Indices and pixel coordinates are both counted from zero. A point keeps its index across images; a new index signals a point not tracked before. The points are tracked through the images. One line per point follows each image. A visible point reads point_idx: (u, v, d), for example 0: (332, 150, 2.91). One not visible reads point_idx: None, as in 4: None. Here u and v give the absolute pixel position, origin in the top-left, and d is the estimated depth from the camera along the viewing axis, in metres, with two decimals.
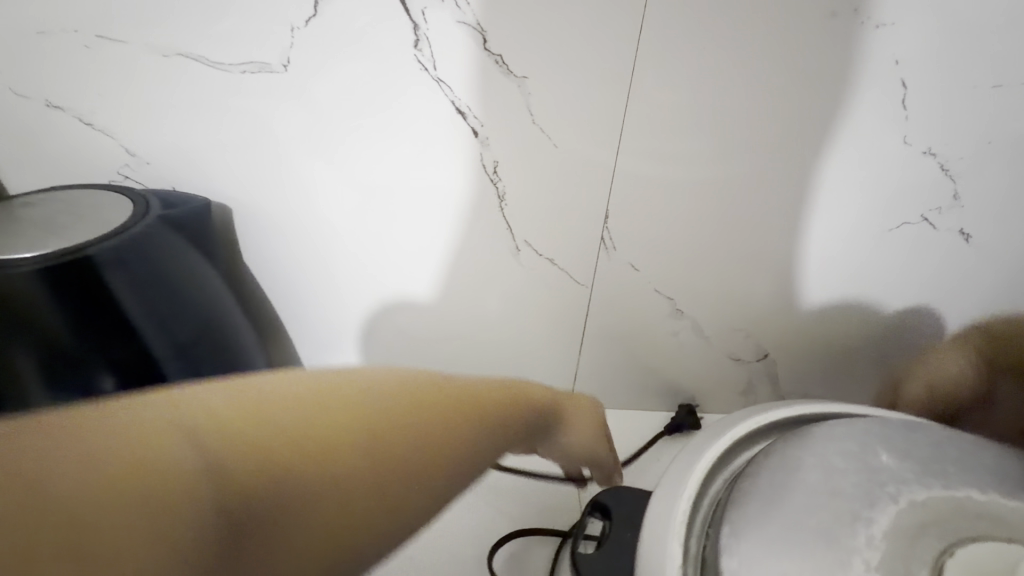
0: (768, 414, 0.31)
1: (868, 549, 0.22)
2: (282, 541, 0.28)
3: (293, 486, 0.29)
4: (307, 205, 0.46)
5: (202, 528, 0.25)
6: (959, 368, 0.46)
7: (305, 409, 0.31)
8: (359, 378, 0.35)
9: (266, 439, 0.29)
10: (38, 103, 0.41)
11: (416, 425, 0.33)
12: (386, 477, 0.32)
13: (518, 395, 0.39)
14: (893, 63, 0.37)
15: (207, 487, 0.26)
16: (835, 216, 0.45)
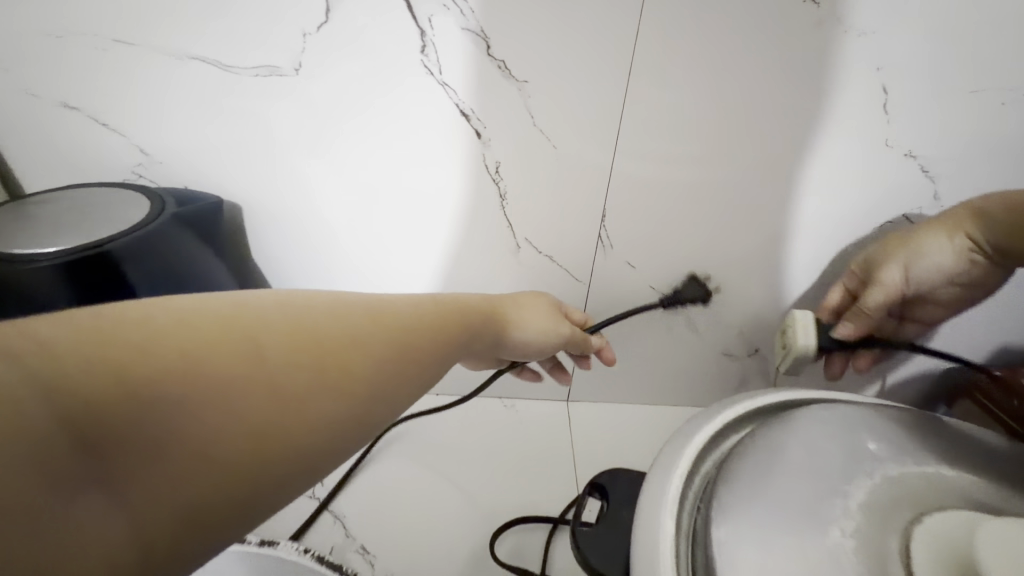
0: (753, 400, 0.33)
1: (843, 519, 0.24)
2: (170, 508, 0.18)
3: (185, 423, 0.19)
4: (309, 202, 0.48)
5: (54, 469, 0.17)
6: (940, 261, 0.43)
7: (187, 333, 0.21)
8: (257, 305, 0.23)
9: (119, 373, 0.19)
10: (53, 103, 0.42)
11: (369, 336, 0.25)
12: (322, 413, 0.22)
13: (482, 314, 0.34)
14: (874, 70, 0.39)
15: (52, 426, 0.17)
16: (823, 216, 0.47)
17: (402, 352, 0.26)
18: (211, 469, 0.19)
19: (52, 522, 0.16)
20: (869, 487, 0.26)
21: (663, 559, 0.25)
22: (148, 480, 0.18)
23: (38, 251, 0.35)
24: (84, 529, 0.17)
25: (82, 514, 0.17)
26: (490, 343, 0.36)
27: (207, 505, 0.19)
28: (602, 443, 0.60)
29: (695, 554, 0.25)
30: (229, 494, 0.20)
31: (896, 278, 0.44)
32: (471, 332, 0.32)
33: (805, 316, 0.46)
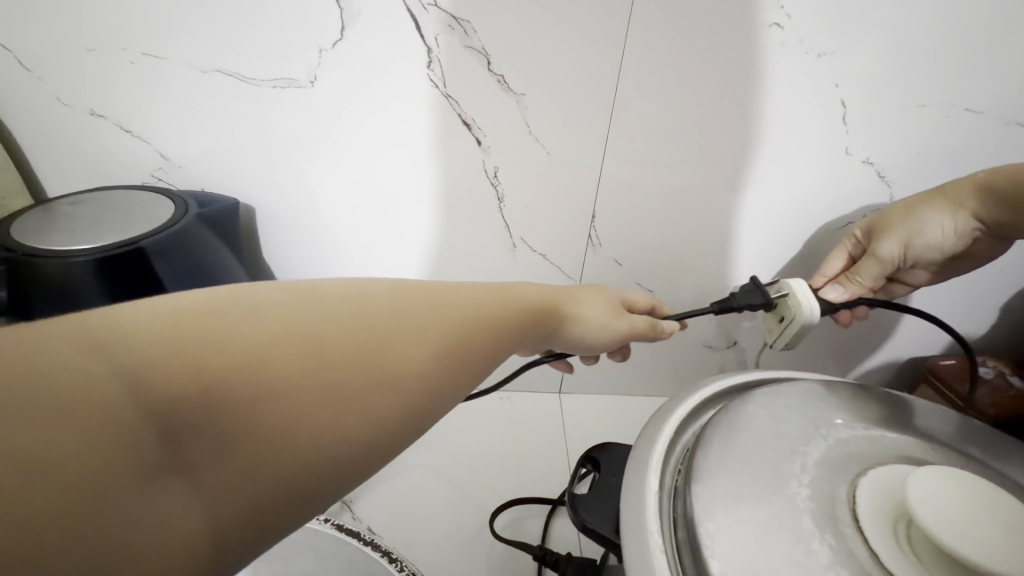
0: (726, 381, 0.38)
1: (801, 473, 0.28)
2: (238, 499, 0.17)
3: (253, 414, 0.18)
4: (321, 196, 0.51)
5: (132, 455, 0.16)
6: (945, 234, 0.45)
7: (255, 320, 0.20)
8: (319, 292, 0.23)
9: (195, 358, 0.18)
10: (81, 111, 0.45)
11: (431, 326, 0.24)
12: (386, 407, 0.21)
13: (550, 305, 0.32)
14: (834, 86, 0.44)
15: (129, 410, 0.16)
16: (792, 217, 0.52)
17: (464, 343, 0.25)
18: (278, 460, 0.18)
19: (129, 512, 0.15)
20: (824, 448, 0.30)
21: (648, 510, 0.29)
22: (218, 467, 0.17)
23: (72, 248, 0.38)
24: (159, 521, 0.16)
25: (155, 504, 0.16)
26: (555, 338, 0.33)
27: (274, 495, 0.18)
28: (592, 430, 0.64)
29: (675, 507, 0.29)
30: (299, 486, 0.19)
31: (896, 250, 0.46)
32: (537, 323, 0.30)
33: (800, 285, 0.44)
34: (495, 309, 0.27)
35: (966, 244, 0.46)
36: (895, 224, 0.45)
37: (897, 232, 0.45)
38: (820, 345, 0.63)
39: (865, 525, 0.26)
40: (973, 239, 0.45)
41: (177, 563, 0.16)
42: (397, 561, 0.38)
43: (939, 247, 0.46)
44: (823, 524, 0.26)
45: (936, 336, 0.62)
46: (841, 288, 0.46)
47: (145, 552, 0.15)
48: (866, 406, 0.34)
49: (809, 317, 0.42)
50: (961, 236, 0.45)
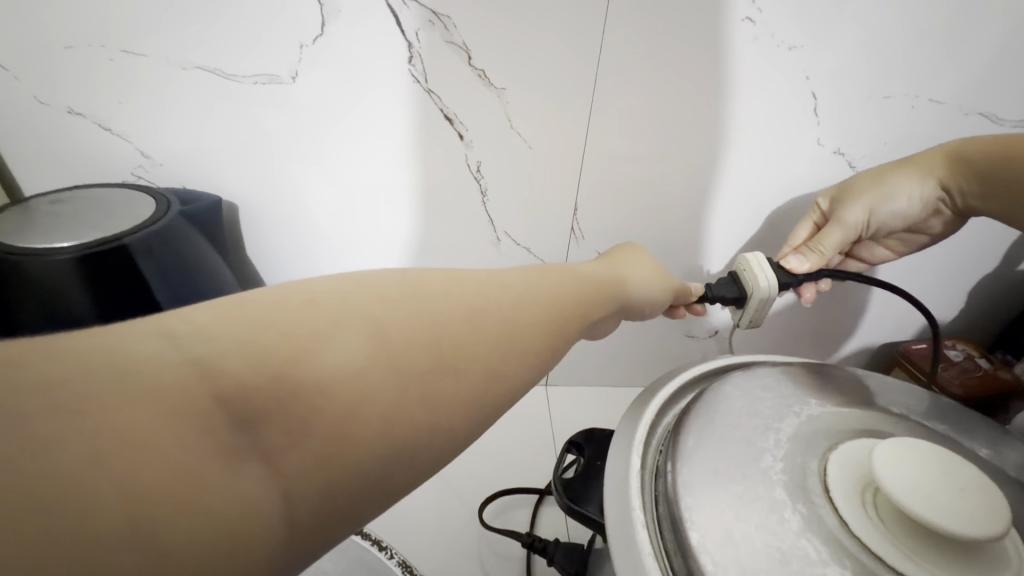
0: (706, 364, 0.39)
1: (775, 447, 0.29)
2: (314, 486, 0.18)
3: (326, 400, 0.18)
4: (325, 192, 0.51)
5: (213, 442, 0.16)
6: (910, 201, 0.46)
7: (322, 310, 0.20)
8: (376, 283, 0.23)
9: (271, 349, 0.18)
10: (59, 109, 0.44)
11: (484, 322, 0.24)
12: (446, 398, 0.21)
13: (600, 279, 0.33)
14: (805, 79, 0.46)
15: (209, 400, 0.16)
16: (766, 208, 0.53)
17: (518, 337, 0.24)
18: (350, 448, 0.18)
19: (216, 498, 0.15)
20: (797, 424, 0.31)
21: (630, 487, 0.30)
22: (295, 455, 0.17)
23: (52, 246, 0.37)
24: (245, 509, 0.16)
25: (242, 490, 0.16)
26: (617, 310, 0.34)
27: (344, 484, 0.18)
28: (578, 420, 0.65)
29: (656, 485, 0.30)
30: (368, 477, 0.19)
31: (861, 216, 0.47)
32: (593, 303, 0.30)
33: (756, 258, 0.46)
34: (546, 302, 0.27)
35: (926, 216, 0.48)
36: (863, 191, 0.47)
37: (863, 199, 0.47)
38: (799, 333, 0.65)
39: (835, 495, 0.27)
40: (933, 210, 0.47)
41: (259, 549, 0.16)
42: (386, 549, 0.39)
43: (902, 217, 0.48)
44: (796, 494, 0.27)
45: (909, 322, 0.64)
46: (804, 257, 0.47)
47: (232, 537, 0.15)
48: (839, 385, 0.36)
49: (768, 289, 0.44)
50: (925, 206, 0.47)
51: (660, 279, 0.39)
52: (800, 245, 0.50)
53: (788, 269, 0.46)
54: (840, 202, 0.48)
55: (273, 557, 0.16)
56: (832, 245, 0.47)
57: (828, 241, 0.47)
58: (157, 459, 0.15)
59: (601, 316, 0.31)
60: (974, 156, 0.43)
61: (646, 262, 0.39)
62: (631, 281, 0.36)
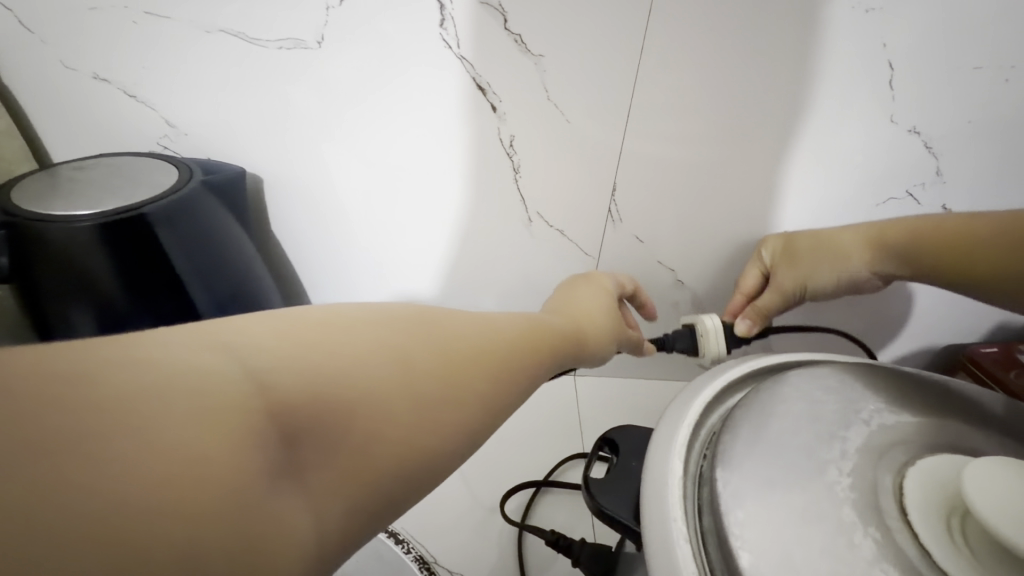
0: (756, 363, 0.35)
1: (840, 460, 0.26)
2: (337, 506, 0.20)
3: (358, 419, 0.21)
4: (331, 189, 0.50)
5: (261, 455, 0.18)
6: (844, 275, 0.49)
7: (353, 334, 0.23)
8: (395, 316, 0.26)
9: (316, 368, 0.21)
10: (86, 75, 0.43)
11: (483, 355, 0.27)
12: (456, 421, 0.24)
13: (564, 330, 0.35)
14: (882, 47, 0.40)
15: (258, 413, 0.19)
16: (825, 194, 0.48)
17: (512, 373, 0.28)
18: (370, 471, 0.21)
19: (259, 512, 0.17)
20: (866, 433, 0.27)
21: (670, 497, 0.27)
22: (325, 474, 0.20)
23: (71, 213, 0.36)
24: (288, 520, 0.18)
25: (281, 503, 0.18)
26: (579, 355, 0.36)
27: (366, 499, 0.21)
28: (607, 413, 0.62)
29: (700, 494, 0.27)
30: (389, 491, 0.22)
31: (798, 283, 0.50)
32: (557, 347, 0.32)
33: (716, 325, 0.47)
34: (528, 345, 0.30)
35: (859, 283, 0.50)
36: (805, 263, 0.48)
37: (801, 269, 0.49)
38: (851, 329, 0.60)
39: (913, 519, 0.24)
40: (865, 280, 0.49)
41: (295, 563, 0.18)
42: (404, 540, 0.37)
43: (836, 284, 0.50)
44: (867, 516, 0.24)
45: (977, 322, 0.58)
46: (746, 319, 0.51)
47: (275, 544, 0.17)
48: (913, 391, 0.31)
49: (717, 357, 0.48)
50: (857, 278, 0.49)
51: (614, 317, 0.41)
52: (743, 298, 0.52)
53: (736, 332, 0.50)
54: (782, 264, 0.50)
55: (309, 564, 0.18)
56: (771, 308, 0.50)
57: (766, 305, 0.50)
58: (216, 470, 0.16)
59: (564, 363, 0.33)
60: (913, 245, 0.45)
61: (602, 297, 0.42)
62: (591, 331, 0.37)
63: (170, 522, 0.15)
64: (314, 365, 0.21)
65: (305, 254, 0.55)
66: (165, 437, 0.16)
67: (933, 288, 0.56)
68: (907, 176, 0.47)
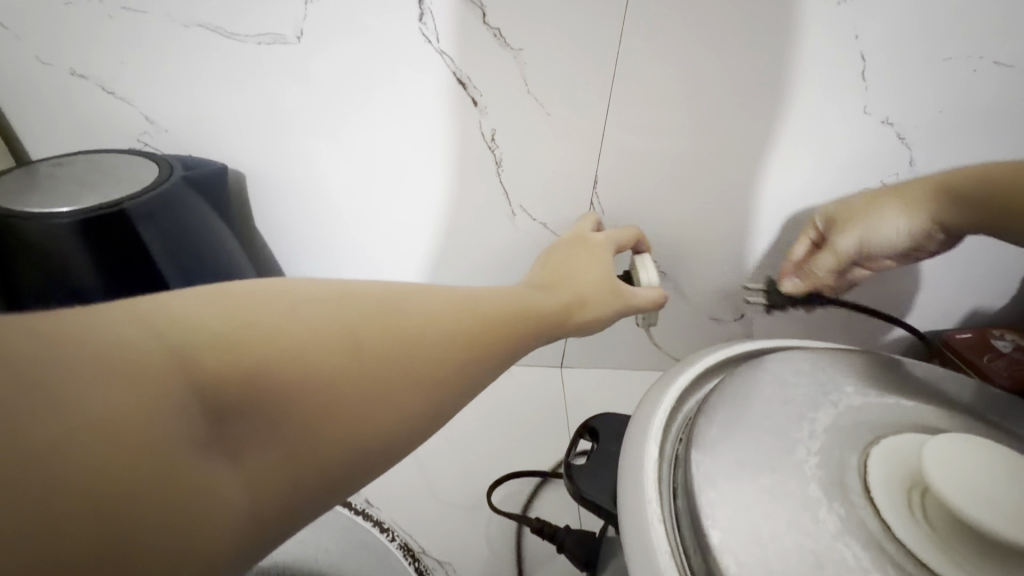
0: (732, 350, 0.36)
1: (809, 440, 0.27)
2: (273, 479, 0.21)
3: (288, 396, 0.22)
4: (310, 182, 0.50)
5: (180, 428, 0.18)
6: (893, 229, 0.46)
7: (294, 311, 0.24)
8: (344, 291, 0.26)
9: (243, 342, 0.21)
10: (63, 71, 0.43)
11: (434, 335, 0.27)
12: (404, 398, 0.25)
13: (553, 303, 0.35)
14: (854, 38, 0.41)
15: (177, 385, 0.19)
16: (802, 185, 0.49)
17: (469, 350, 0.28)
18: (306, 445, 0.22)
19: (176, 485, 0.18)
20: (835, 415, 0.28)
21: (646, 479, 0.27)
22: (254, 449, 0.20)
23: (51, 210, 0.36)
24: (213, 492, 0.18)
25: (207, 476, 0.19)
26: (575, 325, 0.36)
27: (306, 474, 0.22)
28: (593, 405, 0.62)
29: (675, 476, 0.27)
30: (331, 468, 0.22)
31: (852, 244, 0.49)
32: (542, 320, 0.33)
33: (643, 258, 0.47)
34: (499, 320, 0.30)
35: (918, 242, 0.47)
36: (862, 218, 0.47)
37: (857, 226, 0.48)
38: (834, 316, 0.61)
39: (876, 495, 0.24)
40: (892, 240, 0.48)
41: (223, 533, 0.19)
42: (389, 531, 0.37)
43: (894, 243, 0.47)
44: (832, 493, 0.24)
45: (953, 309, 0.60)
46: None
47: (194, 514, 0.18)
48: (883, 374, 0.32)
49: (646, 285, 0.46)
50: (917, 237, 0.46)
51: (617, 292, 0.40)
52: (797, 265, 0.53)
53: None
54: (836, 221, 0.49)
55: (236, 534, 0.19)
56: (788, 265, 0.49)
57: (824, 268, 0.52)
58: (129, 442, 0.17)
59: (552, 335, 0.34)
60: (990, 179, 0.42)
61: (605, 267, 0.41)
62: (587, 301, 0.37)
63: (71, 496, 0.15)
64: (249, 341, 0.21)
65: (290, 251, 0.56)
66: (75, 408, 0.16)
67: (909, 276, 0.57)
68: (882, 166, 0.48)
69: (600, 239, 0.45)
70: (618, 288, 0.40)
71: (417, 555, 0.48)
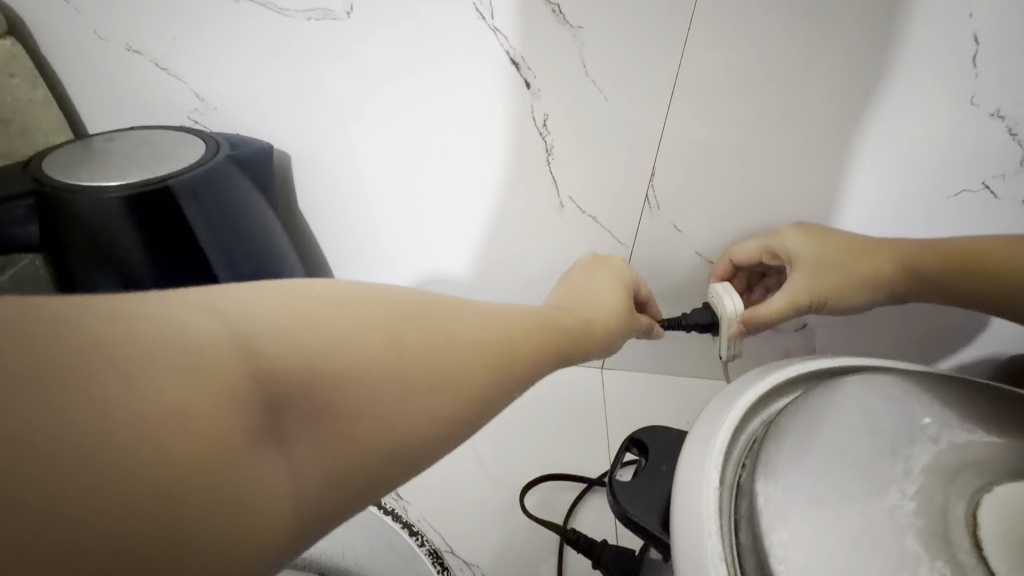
0: (804, 365, 0.32)
1: (904, 481, 0.23)
2: (317, 477, 0.20)
3: (350, 397, 0.22)
4: (350, 169, 0.49)
5: (244, 419, 0.19)
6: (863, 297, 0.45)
7: (350, 313, 0.24)
8: (400, 299, 0.26)
9: (308, 340, 0.22)
10: (119, 47, 0.43)
11: (482, 345, 0.27)
12: (448, 411, 0.24)
13: (577, 329, 0.35)
14: (966, 17, 0.36)
15: (244, 379, 0.19)
16: (888, 184, 0.44)
17: (514, 362, 0.28)
18: (358, 449, 0.22)
19: (242, 481, 0.18)
20: (932, 453, 0.24)
21: (705, 507, 0.24)
22: (309, 444, 0.21)
23: (102, 184, 0.36)
24: (262, 487, 0.18)
25: (265, 469, 0.19)
26: (592, 350, 0.36)
27: (348, 476, 0.21)
28: (635, 410, 0.59)
29: (738, 507, 0.25)
30: (372, 474, 0.22)
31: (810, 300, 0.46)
32: (568, 342, 0.33)
33: (724, 285, 0.49)
34: (536, 333, 0.30)
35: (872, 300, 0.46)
36: (830, 274, 0.44)
37: (820, 282, 0.45)
38: (909, 330, 0.55)
39: (990, 554, 0.20)
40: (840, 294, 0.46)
41: (269, 528, 0.18)
42: (419, 534, 0.35)
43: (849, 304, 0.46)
44: (934, 548, 0.21)
45: None
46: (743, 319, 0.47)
47: (244, 509, 0.17)
48: (993, 404, 0.28)
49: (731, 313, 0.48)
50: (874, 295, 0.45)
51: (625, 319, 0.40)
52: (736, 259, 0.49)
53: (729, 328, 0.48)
54: (804, 270, 0.45)
55: (282, 528, 0.19)
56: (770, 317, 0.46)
57: (771, 311, 0.46)
58: (192, 431, 0.17)
59: (574, 356, 0.34)
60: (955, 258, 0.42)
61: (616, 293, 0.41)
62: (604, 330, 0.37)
63: (156, 482, 0.16)
64: (307, 341, 0.21)
65: (330, 236, 0.55)
66: (150, 389, 0.17)
67: None
68: (985, 164, 0.43)
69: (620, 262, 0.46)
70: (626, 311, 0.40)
71: (443, 552, 0.46)
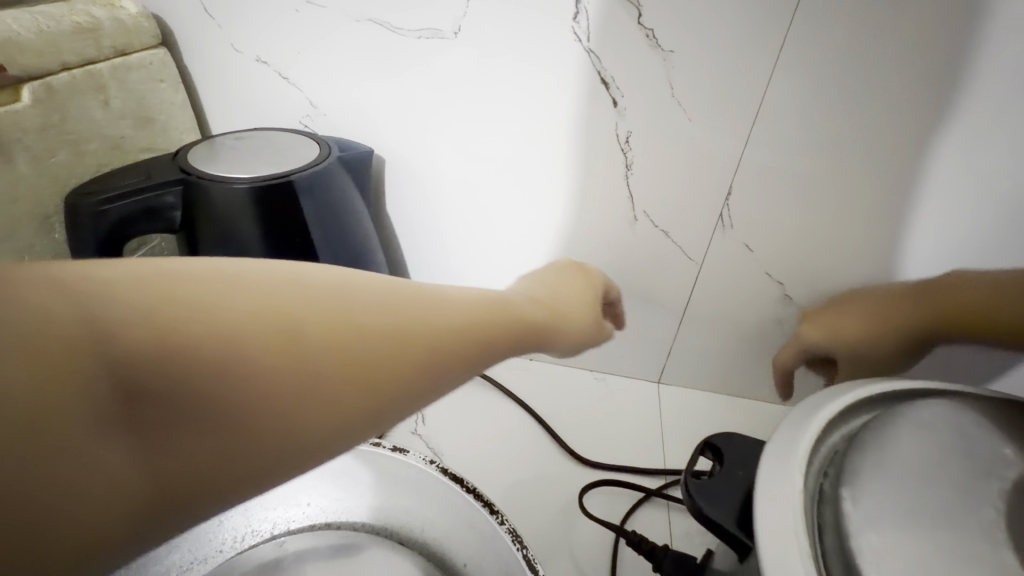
0: (887, 385, 0.32)
1: (996, 500, 0.23)
2: (175, 474, 0.18)
3: (229, 384, 0.19)
4: (434, 175, 0.53)
5: (77, 405, 0.16)
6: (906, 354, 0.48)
7: (242, 288, 0.20)
8: (308, 274, 0.23)
9: (180, 317, 0.18)
10: (250, 57, 0.49)
11: (402, 329, 0.23)
12: (350, 404, 0.21)
13: (536, 316, 0.32)
14: None
15: (81, 358, 0.16)
16: (973, 214, 0.44)
17: (443, 351, 0.24)
18: (230, 444, 0.19)
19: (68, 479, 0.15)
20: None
21: (792, 511, 0.25)
22: (170, 437, 0.18)
23: (232, 176, 0.41)
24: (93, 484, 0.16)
25: (100, 463, 0.16)
26: (552, 337, 0.34)
27: (215, 473, 0.19)
28: (692, 427, 0.59)
29: (821, 515, 0.26)
30: (251, 469, 0.19)
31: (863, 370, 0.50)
32: (519, 328, 0.30)
33: None
34: (473, 321, 0.27)
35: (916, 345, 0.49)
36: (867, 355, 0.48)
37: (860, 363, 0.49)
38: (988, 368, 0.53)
39: None
40: (881, 347, 0.48)
41: (102, 529, 0.16)
42: (499, 515, 0.36)
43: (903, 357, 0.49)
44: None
45: None
46: None
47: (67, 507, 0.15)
48: None
49: None
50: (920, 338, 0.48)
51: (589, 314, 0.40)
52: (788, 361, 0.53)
53: None
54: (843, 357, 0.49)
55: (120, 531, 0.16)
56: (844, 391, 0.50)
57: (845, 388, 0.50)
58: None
59: (528, 344, 0.31)
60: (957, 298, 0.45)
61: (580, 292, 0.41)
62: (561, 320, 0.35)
63: None
64: (180, 318, 0.18)
65: (409, 239, 0.58)
66: None
67: None
68: None
69: (596, 275, 0.46)
70: (591, 306, 0.41)
71: None
